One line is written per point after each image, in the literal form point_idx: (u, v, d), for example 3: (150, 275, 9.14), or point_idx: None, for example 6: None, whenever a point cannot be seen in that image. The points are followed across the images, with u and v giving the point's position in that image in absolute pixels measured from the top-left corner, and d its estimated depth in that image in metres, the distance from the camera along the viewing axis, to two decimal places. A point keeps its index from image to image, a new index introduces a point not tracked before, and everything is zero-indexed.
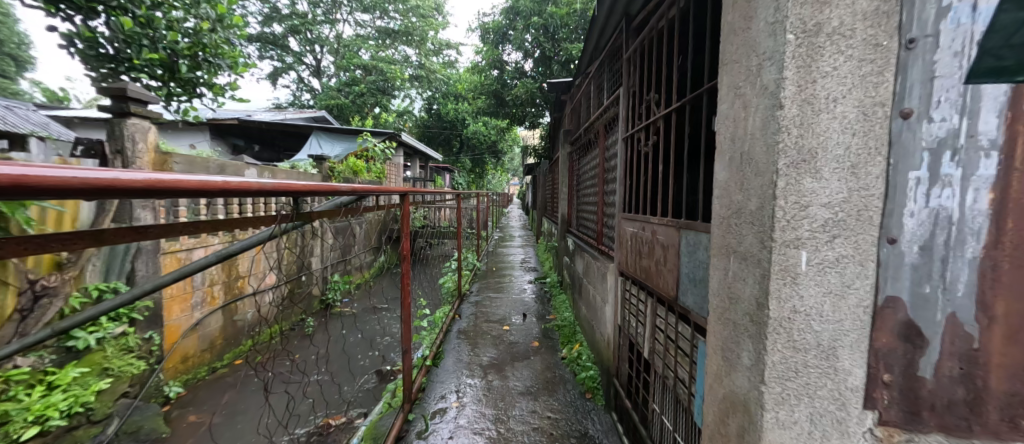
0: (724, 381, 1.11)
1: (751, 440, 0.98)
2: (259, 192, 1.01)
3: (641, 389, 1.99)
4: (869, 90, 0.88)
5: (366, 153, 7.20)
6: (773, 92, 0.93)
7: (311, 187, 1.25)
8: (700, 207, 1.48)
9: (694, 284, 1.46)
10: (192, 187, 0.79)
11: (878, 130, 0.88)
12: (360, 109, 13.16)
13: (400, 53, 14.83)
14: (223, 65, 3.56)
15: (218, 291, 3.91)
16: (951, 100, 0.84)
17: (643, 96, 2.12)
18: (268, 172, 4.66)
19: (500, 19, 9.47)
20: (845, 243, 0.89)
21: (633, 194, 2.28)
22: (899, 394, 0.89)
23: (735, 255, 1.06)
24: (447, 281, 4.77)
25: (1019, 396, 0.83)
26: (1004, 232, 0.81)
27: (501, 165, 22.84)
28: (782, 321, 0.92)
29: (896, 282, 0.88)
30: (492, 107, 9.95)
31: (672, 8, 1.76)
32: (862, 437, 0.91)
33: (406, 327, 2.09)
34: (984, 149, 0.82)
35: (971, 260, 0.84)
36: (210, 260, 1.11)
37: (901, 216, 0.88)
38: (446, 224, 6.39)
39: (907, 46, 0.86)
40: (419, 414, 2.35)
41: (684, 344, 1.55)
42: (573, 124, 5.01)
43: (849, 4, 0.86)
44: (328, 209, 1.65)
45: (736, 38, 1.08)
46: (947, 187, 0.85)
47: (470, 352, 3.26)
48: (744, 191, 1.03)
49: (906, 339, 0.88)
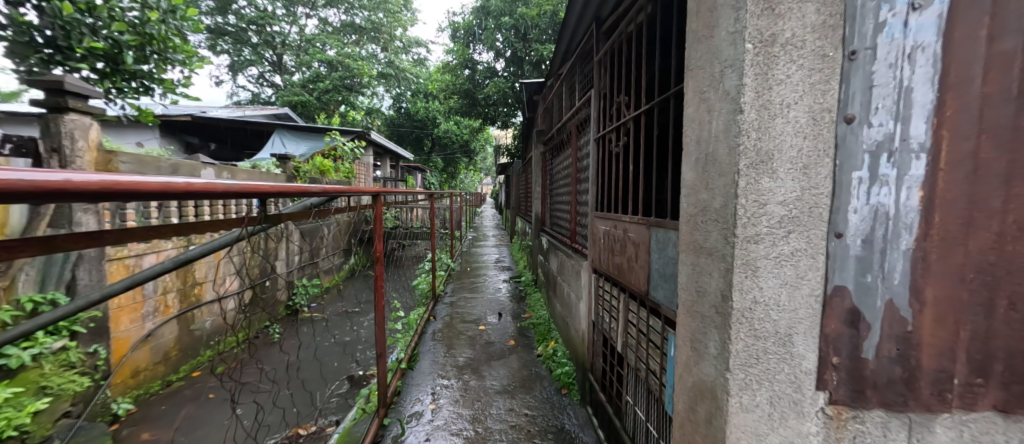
0: (693, 371, 1.17)
1: (718, 425, 1.04)
2: (224, 194, 0.97)
3: (615, 382, 2.05)
4: (818, 97, 0.95)
5: (334, 153, 6.98)
6: (735, 98, 0.99)
7: (278, 188, 1.20)
8: (668, 205, 1.54)
9: (664, 279, 1.52)
10: (153, 189, 0.76)
11: (825, 134, 0.96)
12: (325, 107, 12.71)
13: (367, 50, 14.46)
14: (176, 59, 3.34)
15: (172, 300, 3.66)
16: (887, 107, 0.93)
17: (614, 98, 2.18)
18: (228, 171, 4.40)
19: (471, 18, 9.42)
20: (798, 239, 0.97)
21: (605, 194, 2.34)
22: (846, 374, 0.98)
23: (702, 251, 1.12)
24: (421, 282, 4.71)
25: (944, 372, 0.94)
26: (932, 226, 0.91)
27: (474, 165, 22.73)
28: (744, 311, 0.99)
29: (842, 273, 0.97)
30: (464, 107, 9.87)
31: (640, 14, 1.82)
32: (815, 417, 1.00)
33: (381, 330, 2.03)
34: (915, 152, 0.92)
35: (905, 251, 0.93)
36: (164, 267, 1.07)
37: (845, 212, 0.96)
38: (418, 225, 6.34)
39: (849, 57, 0.94)
40: (394, 418, 2.30)
41: (655, 337, 1.62)
42: (545, 125, 5.12)
43: (800, 17, 0.94)
44: (297, 211, 1.60)
45: (700, 45, 1.14)
46: (884, 186, 0.94)
47: (446, 353, 3.24)
48: (709, 190, 1.09)
49: (852, 324, 0.97)
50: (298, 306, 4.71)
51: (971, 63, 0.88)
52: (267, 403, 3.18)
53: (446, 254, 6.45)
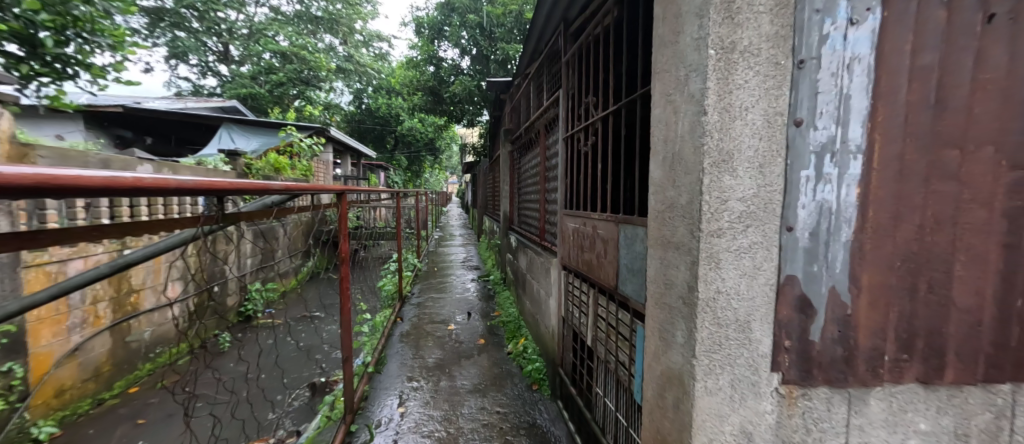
0: (662, 359, 1.22)
1: (685, 409, 1.10)
2: (177, 191, 0.90)
3: (586, 376, 2.10)
4: (772, 102, 1.03)
5: (290, 149, 6.62)
6: (699, 100, 1.05)
7: (236, 185, 1.13)
8: (636, 203, 1.60)
9: (632, 273, 1.58)
10: (96, 185, 0.69)
11: (778, 136, 1.04)
12: (278, 101, 12.00)
13: (324, 42, 13.80)
14: (104, 44, 3.02)
15: (104, 310, 3.32)
16: (830, 111, 1.02)
17: (582, 98, 2.24)
18: (168, 168, 4.04)
19: (435, 14, 9.28)
20: (755, 232, 1.05)
21: (574, 192, 2.39)
22: (796, 356, 1.07)
23: (669, 245, 1.18)
24: (387, 284, 4.59)
25: (876, 350, 1.06)
26: (867, 219, 1.02)
27: (439, 164, 22.39)
28: (708, 301, 1.05)
29: (792, 263, 1.06)
30: (429, 105, 9.69)
31: (607, 17, 1.89)
32: (770, 397, 1.08)
33: (348, 333, 1.96)
34: (853, 153, 1.02)
35: (845, 243, 1.03)
36: (100, 273, 0.98)
37: (795, 207, 1.05)
38: (383, 225, 6.16)
39: (798, 66, 1.02)
40: (362, 424, 2.23)
41: (623, 330, 1.68)
42: (512, 124, 5.16)
43: (756, 27, 1.01)
44: (256, 210, 1.52)
45: (666, 50, 1.20)
46: (828, 183, 1.03)
47: (415, 355, 3.17)
48: (676, 188, 1.15)
49: (801, 310, 1.07)
50: (252, 312, 4.44)
51: (898, 75, 1.00)
52: (225, 415, 2.96)
53: (412, 254, 6.32)
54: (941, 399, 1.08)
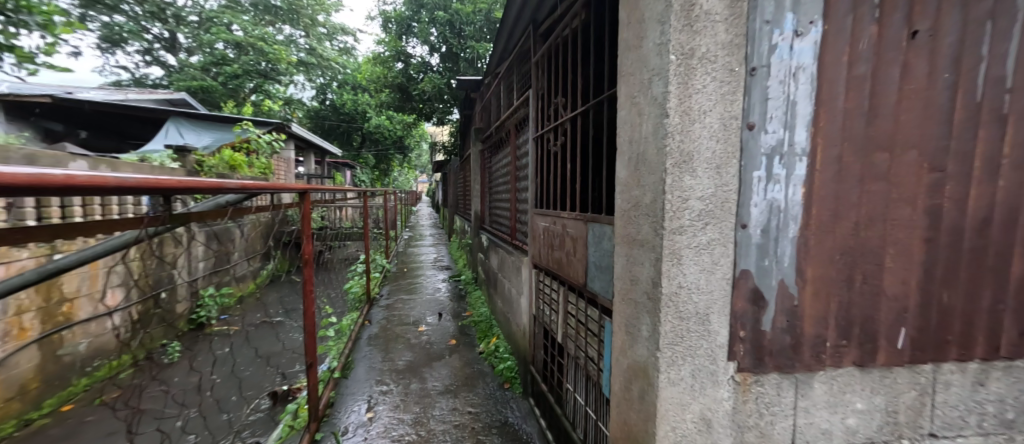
0: (628, 353, 1.27)
1: (649, 400, 1.15)
2: (117, 189, 0.83)
3: (556, 372, 2.14)
4: (728, 106, 1.09)
5: (247, 146, 6.27)
6: (661, 103, 1.09)
7: (186, 183, 1.05)
8: (604, 202, 1.64)
9: (600, 270, 1.62)
10: (25, 181, 0.62)
11: (733, 138, 1.09)
12: (233, 94, 11.32)
13: (283, 33, 13.17)
14: (32, 23, 2.75)
15: (30, 321, 3.00)
16: (778, 116, 1.10)
17: (551, 99, 2.28)
18: (107, 164, 3.72)
19: (403, 9, 9.08)
20: (713, 229, 1.11)
21: (544, 191, 2.43)
22: (750, 345, 1.14)
23: (635, 243, 1.22)
24: (354, 286, 4.44)
25: (819, 337, 1.15)
26: (811, 217, 1.11)
27: (408, 163, 21.97)
28: (671, 295, 1.10)
29: (746, 258, 1.12)
30: (397, 102, 9.49)
31: (574, 19, 1.93)
32: (727, 384, 1.15)
33: (312, 337, 1.90)
34: (798, 155, 1.10)
35: (792, 238, 1.12)
36: (25, 280, 0.89)
37: (749, 206, 1.11)
38: (349, 226, 5.97)
39: (751, 73, 1.09)
40: (328, 431, 2.16)
41: (592, 326, 1.72)
42: (483, 123, 5.15)
43: (713, 35, 1.06)
44: (208, 211, 1.43)
45: (631, 54, 1.25)
46: (777, 183, 1.11)
47: (384, 358, 3.10)
48: (641, 187, 1.19)
49: (754, 302, 1.14)
50: (205, 319, 4.22)
51: (837, 84, 1.09)
52: (175, 430, 2.75)
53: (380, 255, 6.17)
54: (875, 380, 1.19)
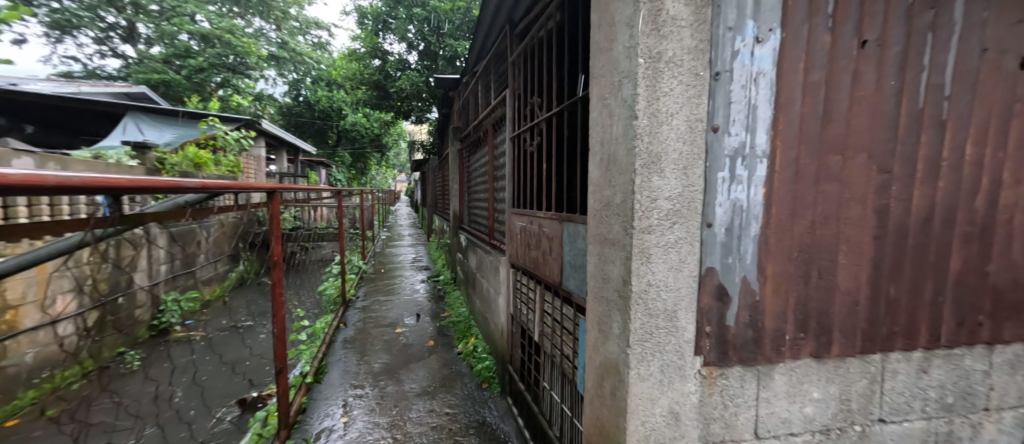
0: (600, 350, 1.29)
1: (620, 395, 1.17)
2: (59, 189, 0.77)
3: (533, 370, 2.15)
4: (693, 109, 1.12)
5: (213, 143, 6.01)
6: (631, 105, 1.12)
7: (141, 182, 0.99)
8: (578, 202, 1.67)
9: (575, 269, 1.64)
10: None
11: (699, 140, 1.13)
12: (198, 89, 10.81)
13: (252, 26, 12.69)
14: None
15: None
16: (740, 120, 1.14)
17: (527, 99, 2.29)
18: (56, 161, 3.49)
19: (380, 5, 8.90)
20: (680, 229, 1.14)
21: (521, 191, 2.44)
22: (715, 340, 1.19)
23: (607, 242, 1.25)
24: (328, 288, 4.34)
25: (778, 331, 1.21)
26: (771, 216, 1.16)
27: (386, 162, 21.60)
28: (641, 292, 1.13)
29: (711, 256, 1.17)
30: (374, 99, 9.31)
31: (550, 20, 1.94)
32: (694, 378, 1.19)
33: (282, 342, 1.84)
34: (759, 157, 1.15)
35: (753, 237, 1.17)
36: None
37: (714, 205, 1.16)
38: (323, 226, 5.82)
39: (715, 77, 1.12)
40: (299, 438, 2.10)
41: (568, 324, 1.74)
42: (461, 122, 5.12)
43: (679, 40, 1.09)
44: (167, 212, 1.36)
45: (602, 56, 1.27)
46: (740, 184, 1.16)
47: (359, 361, 3.05)
48: (611, 187, 1.22)
49: (719, 299, 1.18)
50: (168, 324, 4.06)
51: (794, 89, 1.14)
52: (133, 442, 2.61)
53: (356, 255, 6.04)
54: (830, 370, 1.26)
